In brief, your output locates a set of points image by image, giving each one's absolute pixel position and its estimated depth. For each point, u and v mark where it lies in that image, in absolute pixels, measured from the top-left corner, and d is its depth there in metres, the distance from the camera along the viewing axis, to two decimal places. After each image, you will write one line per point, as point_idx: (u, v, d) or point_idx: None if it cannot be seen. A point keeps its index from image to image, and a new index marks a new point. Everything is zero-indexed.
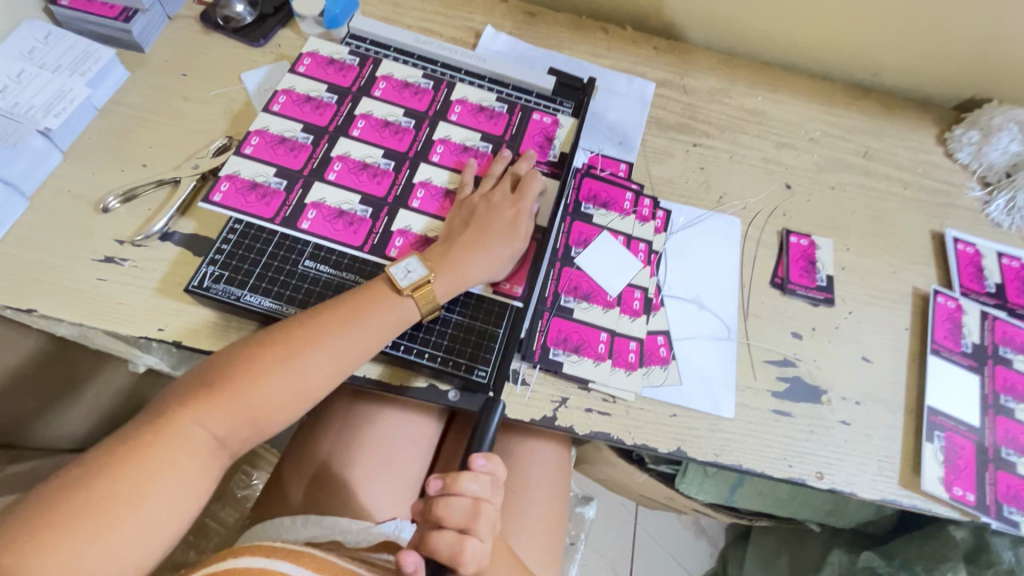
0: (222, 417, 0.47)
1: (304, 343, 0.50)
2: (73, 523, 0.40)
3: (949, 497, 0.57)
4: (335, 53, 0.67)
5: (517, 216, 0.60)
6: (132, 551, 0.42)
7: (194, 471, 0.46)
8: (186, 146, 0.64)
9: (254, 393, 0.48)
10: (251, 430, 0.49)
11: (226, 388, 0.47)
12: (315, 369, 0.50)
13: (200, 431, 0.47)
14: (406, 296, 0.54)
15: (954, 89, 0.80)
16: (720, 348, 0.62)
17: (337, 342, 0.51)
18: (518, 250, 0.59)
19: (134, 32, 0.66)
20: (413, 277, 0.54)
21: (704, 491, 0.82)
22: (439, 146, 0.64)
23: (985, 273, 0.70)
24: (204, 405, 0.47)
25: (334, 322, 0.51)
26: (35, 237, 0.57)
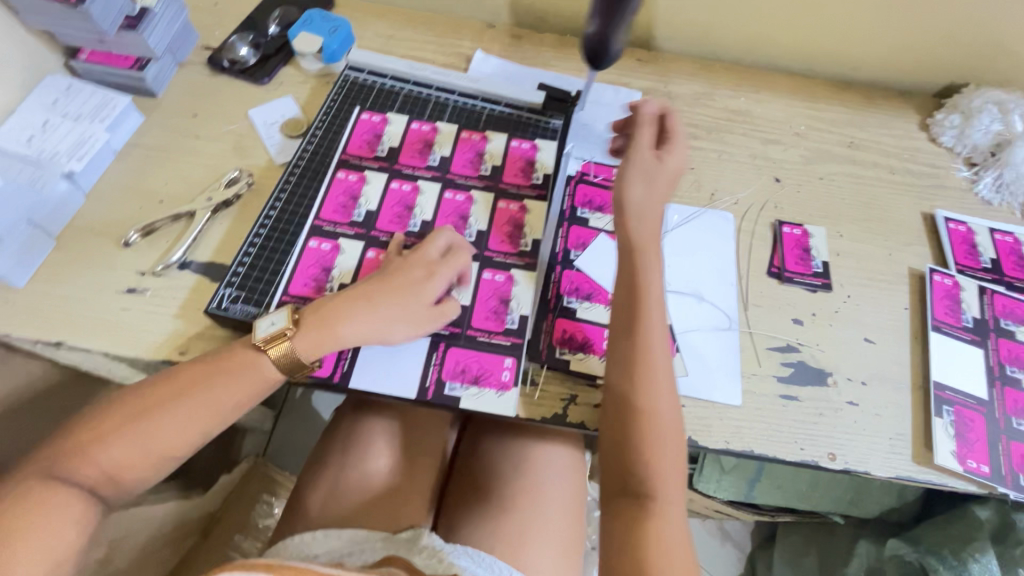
0: (84, 463, 0.48)
1: (188, 384, 0.52)
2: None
3: (963, 470, 0.58)
4: (438, 141, 0.69)
5: (423, 281, 0.58)
6: None
7: (61, 515, 0.46)
8: (200, 181, 0.67)
9: (133, 431, 0.49)
10: (135, 475, 0.50)
11: (117, 425, 0.49)
12: (191, 407, 0.51)
13: (68, 480, 0.47)
14: (262, 349, 0.54)
15: (931, 76, 0.83)
16: (722, 338, 0.64)
17: (239, 377, 0.53)
18: (400, 332, 0.56)
19: (148, 79, 0.71)
20: (273, 329, 0.54)
21: (722, 488, 0.86)
22: (498, 274, 0.62)
23: (979, 250, 0.71)
24: (67, 454, 0.48)
25: (225, 365, 0.53)
26: (61, 274, 0.60)
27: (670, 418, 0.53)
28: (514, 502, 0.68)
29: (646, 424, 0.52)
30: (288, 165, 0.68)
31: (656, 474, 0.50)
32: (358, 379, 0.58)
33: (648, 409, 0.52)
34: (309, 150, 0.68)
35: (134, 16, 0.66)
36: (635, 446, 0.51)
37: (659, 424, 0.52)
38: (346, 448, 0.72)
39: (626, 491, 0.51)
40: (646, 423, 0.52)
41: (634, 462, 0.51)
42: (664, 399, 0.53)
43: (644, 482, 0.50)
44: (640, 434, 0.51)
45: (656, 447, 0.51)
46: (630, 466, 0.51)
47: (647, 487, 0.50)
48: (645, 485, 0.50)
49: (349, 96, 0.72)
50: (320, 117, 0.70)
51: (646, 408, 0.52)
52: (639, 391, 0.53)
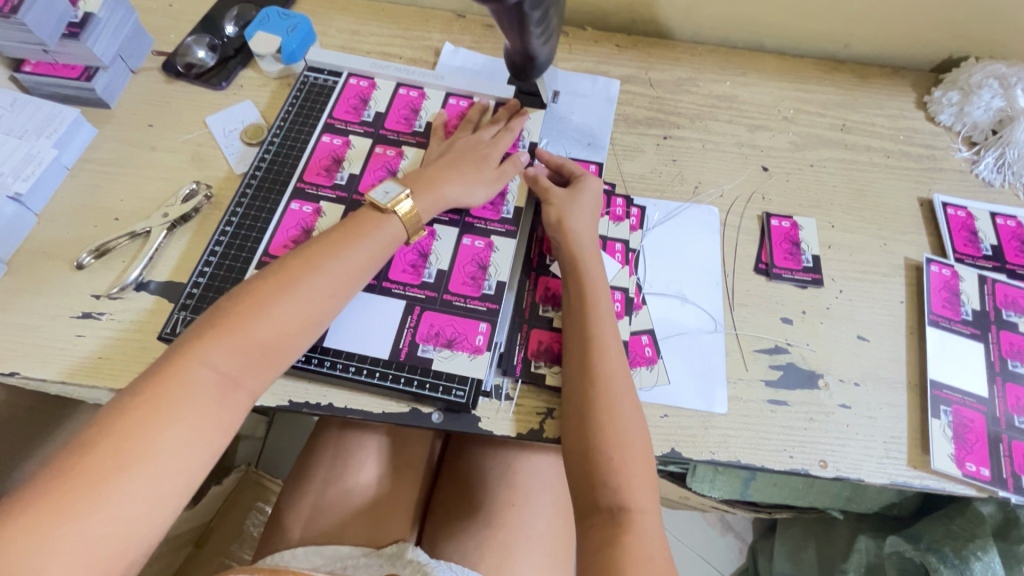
0: (223, 354, 0.45)
1: (301, 269, 0.50)
2: (53, 504, 0.37)
3: (962, 474, 0.55)
4: (426, 108, 0.68)
5: (492, 147, 0.63)
6: (140, 516, 0.39)
7: (201, 412, 0.43)
8: (157, 195, 0.64)
9: (260, 321, 0.46)
10: (262, 367, 0.47)
11: (233, 323, 0.46)
12: (315, 292, 0.49)
13: (206, 370, 0.44)
14: (391, 213, 0.56)
15: (928, 50, 0.78)
16: (707, 341, 0.61)
17: (336, 264, 0.51)
18: (493, 182, 0.61)
19: (97, 89, 0.67)
20: (393, 195, 0.56)
21: (717, 487, 0.80)
22: (478, 239, 0.60)
23: (979, 236, 0.68)
24: (205, 345, 0.45)
25: (330, 247, 0.52)
26: (14, 300, 0.58)
27: (638, 430, 0.51)
28: (498, 515, 0.66)
29: (610, 439, 0.50)
30: (246, 175, 0.64)
31: (629, 493, 0.48)
32: (324, 402, 0.55)
33: (613, 422, 0.50)
34: (268, 158, 0.64)
35: (76, 23, 0.63)
36: (603, 459, 0.49)
37: (627, 436, 0.50)
38: (322, 464, 0.69)
39: (598, 507, 0.49)
40: (614, 438, 0.50)
41: (603, 479, 0.49)
42: (629, 412, 0.51)
43: (615, 497, 0.48)
44: (609, 448, 0.49)
45: (626, 460, 0.49)
46: (599, 480, 0.49)
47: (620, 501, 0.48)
48: (618, 500, 0.48)
49: (309, 99, 0.68)
50: (279, 122, 0.66)
51: (613, 420, 0.50)
52: (597, 411, 0.51)
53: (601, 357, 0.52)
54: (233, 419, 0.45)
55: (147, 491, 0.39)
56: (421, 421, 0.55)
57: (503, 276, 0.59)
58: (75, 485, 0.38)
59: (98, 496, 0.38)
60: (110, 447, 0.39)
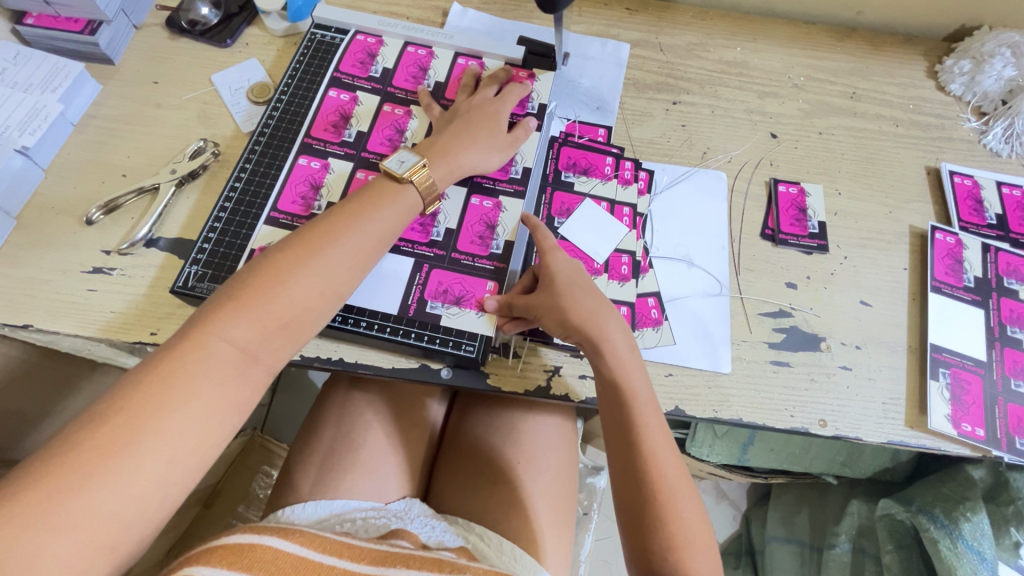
0: (246, 328, 0.43)
1: (320, 241, 0.48)
2: (65, 480, 0.35)
3: (958, 434, 0.56)
4: (434, 67, 0.67)
5: (498, 112, 0.62)
6: (154, 493, 0.38)
7: (221, 387, 0.42)
8: (164, 152, 0.64)
9: (281, 295, 0.45)
10: (283, 341, 0.45)
11: (251, 297, 0.44)
12: (336, 266, 0.48)
13: (225, 345, 0.42)
14: (407, 183, 0.54)
15: (942, 18, 0.77)
16: (713, 303, 0.61)
17: (354, 238, 0.50)
18: (506, 141, 0.61)
19: (101, 44, 0.67)
20: (408, 164, 0.55)
21: (716, 452, 0.82)
22: (486, 199, 0.60)
23: (984, 205, 0.68)
24: (227, 318, 0.43)
25: (346, 220, 0.50)
26: (24, 255, 0.58)
27: (652, 409, 0.51)
28: (504, 472, 0.67)
29: (627, 419, 0.50)
30: (253, 132, 0.63)
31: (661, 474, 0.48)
32: (335, 356, 0.56)
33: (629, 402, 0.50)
34: (276, 115, 0.64)
35: None
36: (623, 440, 0.49)
37: (646, 416, 0.50)
38: (330, 423, 0.69)
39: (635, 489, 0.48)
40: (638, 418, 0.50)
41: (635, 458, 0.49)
42: (644, 393, 0.51)
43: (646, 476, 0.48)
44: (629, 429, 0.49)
45: (654, 439, 0.49)
46: (632, 460, 0.49)
47: (650, 485, 0.48)
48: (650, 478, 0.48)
49: (316, 56, 0.67)
50: (287, 79, 0.66)
51: (631, 402, 0.50)
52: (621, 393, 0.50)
53: (610, 337, 0.52)
54: (253, 394, 0.44)
55: (165, 468, 0.38)
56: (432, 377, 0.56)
57: (510, 240, 0.59)
58: (89, 462, 0.36)
59: (114, 474, 0.36)
60: (124, 422, 0.38)
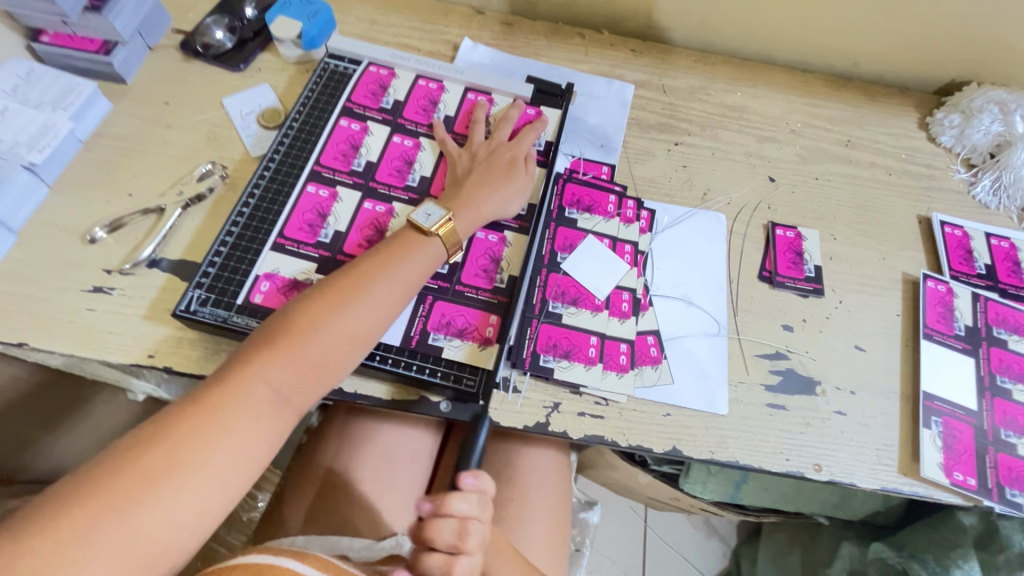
0: (282, 369, 0.47)
1: (352, 289, 0.51)
2: (107, 500, 0.39)
3: (950, 483, 0.57)
4: (445, 101, 0.68)
5: (515, 159, 0.64)
6: (181, 522, 0.41)
7: (254, 425, 0.45)
8: (171, 173, 0.64)
9: (313, 341, 0.48)
10: (312, 383, 0.48)
11: (286, 342, 0.48)
12: (365, 315, 0.51)
13: (262, 385, 0.46)
14: (433, 235, 0.56)
15: (933, 73, 0.80)
16: (712, 344, 0.62)
17: (382, 287, 0.52)
18: (524, 186, 0.63)
19: (115, 64, 0.67)
20: (434, 217, 0.57)
21: (708, 490, 0.81)
22: (491, 233, 0.62)
23: (974, 255, 0.70)
24: (265, 359, 0.47)
25: (375, 268, 0.53)
26: (24, 271, 0.57)
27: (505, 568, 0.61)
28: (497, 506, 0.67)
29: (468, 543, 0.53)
30: (264, 157, 0.64)
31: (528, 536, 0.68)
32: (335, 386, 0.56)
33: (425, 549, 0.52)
34: (287, 142, 0.64)
35: None
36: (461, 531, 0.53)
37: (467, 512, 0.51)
38: (325, 453, 0.68)
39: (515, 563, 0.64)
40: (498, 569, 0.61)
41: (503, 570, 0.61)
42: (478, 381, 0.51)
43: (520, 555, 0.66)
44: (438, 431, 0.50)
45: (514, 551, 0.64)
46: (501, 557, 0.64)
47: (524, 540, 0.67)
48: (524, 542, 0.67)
49: (329, 86, 0.68)
50: (300, 106, 0.66)
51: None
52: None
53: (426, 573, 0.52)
54: (281, 433, 0.47)
55: (195, 496, 0.41)
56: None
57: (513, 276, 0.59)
58: (131, 484, 0.39)
59: (149, 499, 0.40)
60: (167, 452, 0.41)
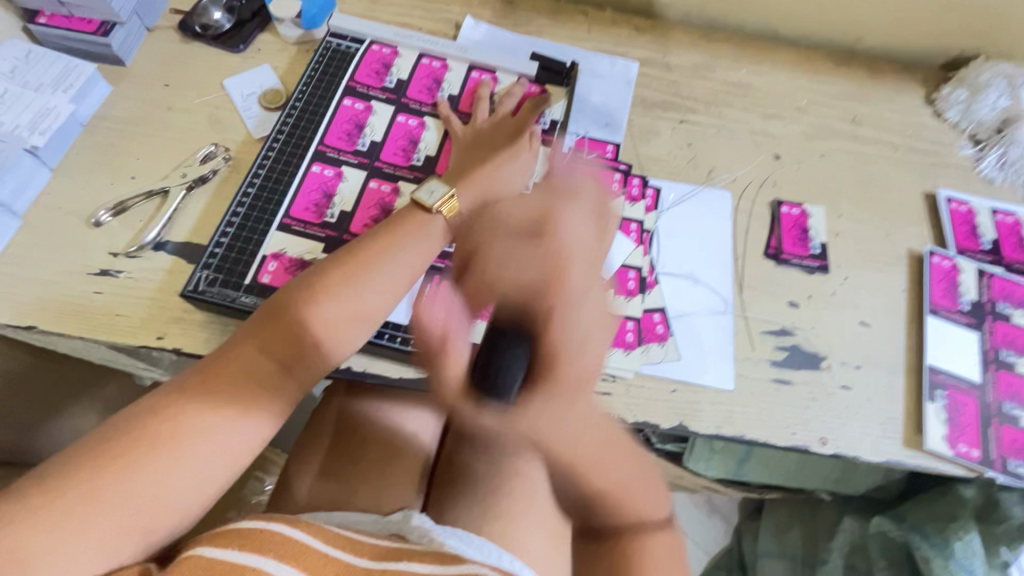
0: (285, 345, 0.48)
1: (356, 266, 0.51)
2: (114, 464, 0.40)
3: (953, 454, 0.58)
4: (448, 80, 0.68)
5: (519, 136, 0.63)
6: (184, 487, 0.42)
7: (257, 398, 0.46)
8: (173, 155, 0.64)
9: (316, 318, 0.49)
10: (316, 359, 0.49)
11: (288, 318, 0.48)
12: (368, 293, 0.51)
13: (264, 359, 0.47)
14: (436, 213, 0.56)
15: (940, 48, 0.79)
16: (718, 321, 0.62)
17: (387, 264, 0.52)
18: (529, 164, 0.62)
19: (114, 45, 0.66)
20: (438, 194, 0.57)
21: (712, 466, 0.83)
22: None
23: (979, 230, 0.70)
24: (269, 335, 0.47)
25: (379, 245, 0.53)
26: (29, 255, 0.57)
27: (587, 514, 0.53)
28: (505, 483, 0.67)
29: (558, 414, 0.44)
30: (267, 137, 0.63)
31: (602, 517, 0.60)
32: (343, 365, 0.56)
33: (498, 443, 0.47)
34: (290, 122, 0.64)
35: None
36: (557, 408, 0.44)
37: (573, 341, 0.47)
38: (331, 431, 0.69)
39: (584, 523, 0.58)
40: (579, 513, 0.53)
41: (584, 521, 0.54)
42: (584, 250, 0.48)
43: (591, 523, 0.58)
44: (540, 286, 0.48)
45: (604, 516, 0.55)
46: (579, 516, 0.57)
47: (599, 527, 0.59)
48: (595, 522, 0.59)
49: (331, 65, 0.67)
50: (302, 87, 0.66)
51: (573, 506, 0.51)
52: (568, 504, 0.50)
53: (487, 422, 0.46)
54: (281, 407, 0.48)
55: (197, 464, 0.42)
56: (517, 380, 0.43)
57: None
58: (137, 450, 0.41)
59: (154, 465, 0.41)
60: (169, 422, 0.42)
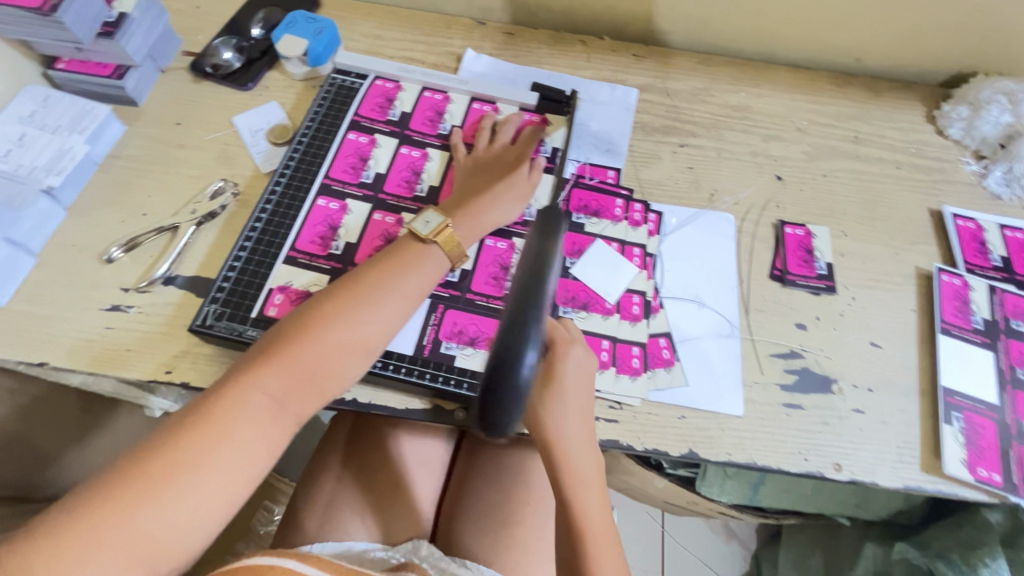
0: (280, 379, 0.47)
1: (351, 299, 0.51)
2: (113, 504, 0.40)
3: (974, 479, 0.56)
4: (450, 112, 0.69)
5: (518, 163, 0.63)
6: (182, 525, 0.41)
7: (253, 434, 0.45)
8: (184, 191, 0.66)
9: (312, 352, 0.48)
10: (312, 392, 0.49)
11: (284, 352, 0.48)
12: (364, 325, 0.51)
13: (260, 395, 0.46)
14: (430, 242, 0.56)
15: (938, 66, 0.80)
16: (725, 344, 0.62)
17: (383, 295, 0.52)
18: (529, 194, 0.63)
19: (128, 87, 0.69)
20: (433, 225, 0.57)
21: (726, 491, 0.81)
22: (500, 240, 0.62)
23: (989, 247, 0.69)
24: (264, 369, 0.47)
25: (377, 276, 0.53)
26: (44, 292, 0.59)
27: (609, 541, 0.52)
28: (515, 514, 0.66)
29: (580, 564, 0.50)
30: (274, 173, 0.65)
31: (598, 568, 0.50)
32: (349, 397, 0.56)
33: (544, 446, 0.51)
34: (296, 156, 0.65)
35: (111, 22, 0.64)
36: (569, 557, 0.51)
37: (584, 501, 0.52)
38: (338, 462, 0.68)
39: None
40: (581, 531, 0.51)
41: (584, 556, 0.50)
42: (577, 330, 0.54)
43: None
44: (548, 445, 0.52)
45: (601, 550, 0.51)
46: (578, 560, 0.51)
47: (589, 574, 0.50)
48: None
49: (336, 101, 0.69)
50: (308, 122, 0.67)
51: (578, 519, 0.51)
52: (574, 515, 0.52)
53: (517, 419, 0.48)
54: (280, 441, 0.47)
55: (195, 501, 0.42)
56: (522, 406, 0.42)
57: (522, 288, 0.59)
58: (135, 489, 0.40)
59: (152, 504, 0.40)
60: (168, 460, 0.42)
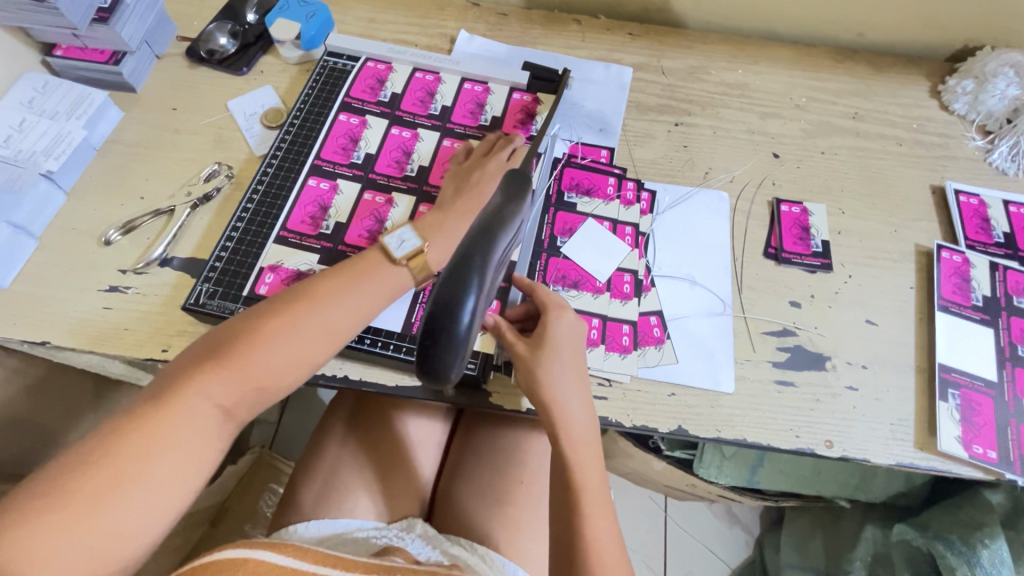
0: (227, 386, 0.45)
1: (305, 305, 0.48)
2: (82, 490, 0.39)
3: (968, 456, 0.55)
4: (441, 92, 0.69)
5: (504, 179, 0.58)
6: (149, 511, 0.41)
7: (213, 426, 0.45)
8: (179, 174, 0.67)
9: (260, 359, 0.46)
10: (259, 398, 0.47)
11: (231, 359, 0.45)
12: (315, 333, 0.48)
13: (207, 399, 0.44)
14: (401, 264, 0.52)
15: (943, 39, 0.78)
16: (716, 322, 0.61)
17: (341, 301, 0.49)
18: None
19: (124, 73, 0.70)
20: (407, 246, 0.53)
21: (723, 473, 0.80)
22: None
23: (991, 223, 0.68)
24: (211, 374, 0.45)
25: (338, 279, 0.50)
26: (44, 274, 0.60)
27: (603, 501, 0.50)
28: (509, 493, 0.67)
29: (576, 526, 0.48)
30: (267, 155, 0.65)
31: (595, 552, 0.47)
32: (339, 373, 0.56)
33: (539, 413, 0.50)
34: (288, 139, 0.66)
35: (105, 9, 0.65)
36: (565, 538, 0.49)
37: (581, 460, 0.50)
38: (332, 441, 0.69)
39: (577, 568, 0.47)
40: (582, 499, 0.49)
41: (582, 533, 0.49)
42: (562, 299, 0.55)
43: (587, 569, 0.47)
44: (545, 401, 0.51)
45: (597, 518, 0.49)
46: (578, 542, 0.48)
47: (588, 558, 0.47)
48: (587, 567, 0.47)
49: (328, 83, 0.69)
50: (301, 104, 0.68)
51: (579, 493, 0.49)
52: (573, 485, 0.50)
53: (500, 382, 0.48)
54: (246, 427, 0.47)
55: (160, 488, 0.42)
56: (461, 355, 0.42)
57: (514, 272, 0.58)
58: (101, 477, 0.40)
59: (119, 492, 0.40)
60: (129, 452, 0.41)
